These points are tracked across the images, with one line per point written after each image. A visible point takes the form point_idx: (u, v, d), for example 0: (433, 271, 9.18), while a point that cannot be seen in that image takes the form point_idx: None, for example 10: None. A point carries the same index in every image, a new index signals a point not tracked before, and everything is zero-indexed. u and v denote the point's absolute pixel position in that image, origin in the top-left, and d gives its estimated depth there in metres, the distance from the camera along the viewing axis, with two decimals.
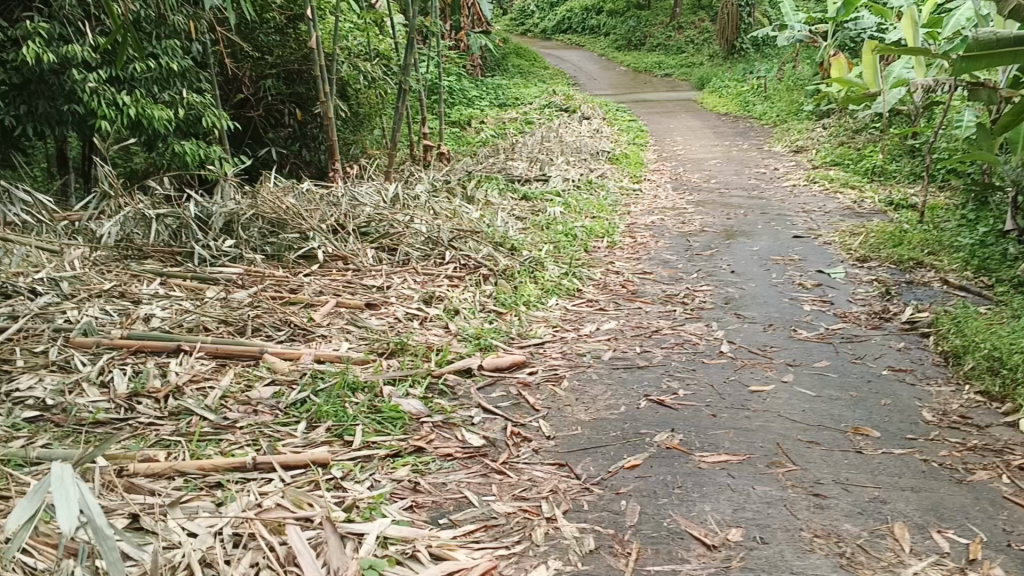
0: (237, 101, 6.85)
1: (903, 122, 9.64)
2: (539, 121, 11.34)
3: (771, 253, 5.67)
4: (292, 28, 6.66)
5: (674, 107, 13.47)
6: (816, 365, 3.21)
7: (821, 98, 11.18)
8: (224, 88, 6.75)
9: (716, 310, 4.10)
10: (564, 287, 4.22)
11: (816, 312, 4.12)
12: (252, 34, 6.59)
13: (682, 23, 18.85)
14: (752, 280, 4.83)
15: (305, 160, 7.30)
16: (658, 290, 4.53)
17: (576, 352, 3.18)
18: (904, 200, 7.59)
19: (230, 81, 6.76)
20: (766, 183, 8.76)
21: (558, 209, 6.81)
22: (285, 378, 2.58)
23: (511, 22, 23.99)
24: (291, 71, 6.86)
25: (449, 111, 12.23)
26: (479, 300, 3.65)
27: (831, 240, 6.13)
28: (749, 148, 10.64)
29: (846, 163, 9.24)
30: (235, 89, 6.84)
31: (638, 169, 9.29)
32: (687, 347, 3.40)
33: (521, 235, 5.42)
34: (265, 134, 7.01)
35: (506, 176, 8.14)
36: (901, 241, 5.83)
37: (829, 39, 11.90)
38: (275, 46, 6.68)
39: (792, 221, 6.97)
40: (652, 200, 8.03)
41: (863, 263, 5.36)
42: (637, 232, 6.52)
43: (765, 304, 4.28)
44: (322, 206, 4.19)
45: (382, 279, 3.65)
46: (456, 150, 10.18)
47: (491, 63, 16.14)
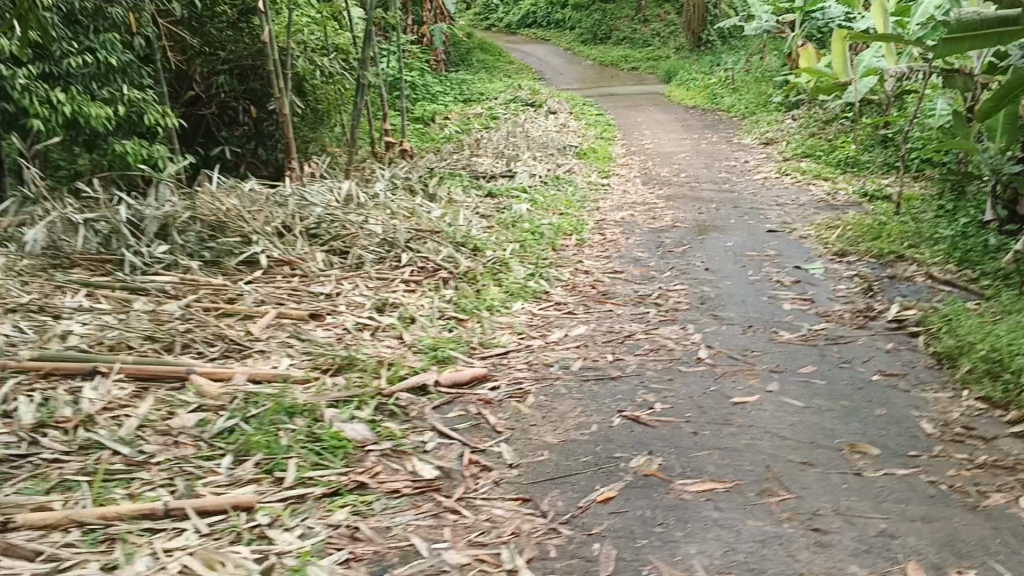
0: (189, 99, 6.50)
1: (874, 111, 9.48)
2: (504, 116, 11.08)
3: (746, 249, 5.45)
4: (245, 23, 6.29)
5: (641, 101, 13.25)
6: (801, 371, 2.98)
7: (790, 89, 11.00)
8: (174, 85, 6.41)
9: (693, 311, 3.86)
10: (531, 290, 3.96)
11: (798, 311, 3.89)
12: (202, 28, 6.16)
13: (647, 16, 18.66)
14: (728, 278, 4.60)
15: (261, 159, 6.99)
16: (630, 290, 4.29)
17: (542, 362, 2.93)
18: (878, 191, 7.42)
19: (181, 77, 6.42)
20: (736, 177, 8.56)
21: (524, 205, 6.55)
22: (214, 402, 2.31)
23: (475, 17, 23.71)
24: (245, 67, 6.52)
25: (412, 107, 11.93)
26: (439, 306, 3.38)
27: (807, 234, 5.92)
28: (718, 141, 10.44)
29: (818, 154, 9.05)
30: (186, 86, 6.48)
31: (607, 163, 9.06)
32: (662, 353, 3.16)
33: (486, 235, 5.15)
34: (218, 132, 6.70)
35: (471, 172, 7.87)
36: (880, 234, 5.63)
37: (797, 30, 11.73)
38: (227, 42, 6.31)
39: (765, 215, 6.76)
40: (621, 195, 7.79)
41: (841, 257, 5.15)
42: (606, 228, 6.28)
43: (744, 304, 4.04)
44: (268, 207, 3.90)
45: (333, 285, 3.37)
46: (419, 147, 9.88)
47: (455, 58, 15.83)
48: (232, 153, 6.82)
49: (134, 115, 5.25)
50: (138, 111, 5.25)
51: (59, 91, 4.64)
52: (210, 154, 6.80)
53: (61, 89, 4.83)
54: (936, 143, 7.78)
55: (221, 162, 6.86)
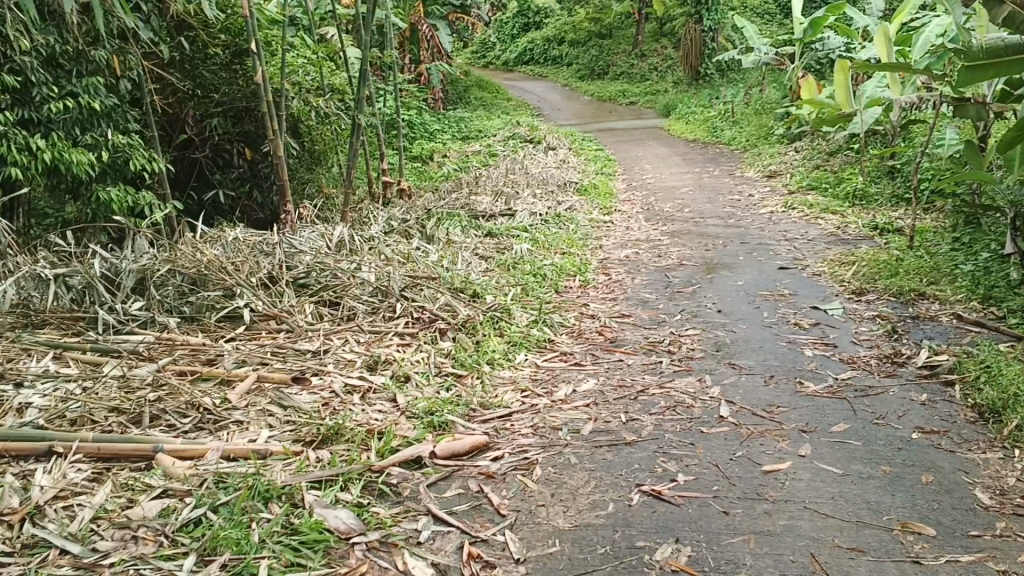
0: (182, 142, 6.29)
1: (879, 142, 9.29)
2: (503, 153, 10.88)
3: (758, 288, 5.20)
4: (239, 65, 6.08)
5: (640, 136, 13.08)
6: (833, 429, 2.72)
7: (792, 121, 10.83)
8: (166, 129, 6.19)
9: (709, 360, 3.60)
10: (534, 339, 3.71)
11: (822, 359, 3.64)
12: (195, 71, 5.95)
13: (645, 50, 18.57)
14: (742, 320, 4.35)
15: (256, 202, 6.77)
16: (640, 336, 4.03)
17: (549, 423, 2.67)
18: (889, 224, 7.19)
19: (174, 120, 6.19)
20: (742, 211, 8.34)
21: (525, 245, 6.32)
22: (182, 485, 2.05)
23: (471, 56, 23.64)
24: (239, 109, 6.31)
25: (409, 145, 11.75)
26: (436, 361, 3.13)
27: (821, 271, 5.67)
28: (721, 174, 10.24)
29: (824, 186, 8.84)
30: (178, 129, 6.26)
31: (608, 199, 8.84)
32: (679, 409, 2.90)
33: (485, 278, 4.90)
34: (212, 176, 6.49)
35: (469, 211, 7.65)
36: (898, 269, 5.39)
37: (797, 61, 11.59)
38: (220, 85, 6.12)
39: (774, 251, 6.52)
40: (624, 232, 7.56)
41: (859, 296, 4.90)
42: (611, 268, 6.04)
43: (762, 350, 3.79)
44: (252, 257, 3.66)
45: (321, 340, 3.13)
46: (416, 186, 9.67)
47: (452, 96, 15.69)
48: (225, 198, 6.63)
49: (118, 160, 5.00)
50: (123, 156, 4.99)
51: (39, 137, 4.39)
52: (204, 199, 6.60)
53: (42, 135, 4.56)
54: (947, 173, 7.56)
55: (214, 207, 6.66)
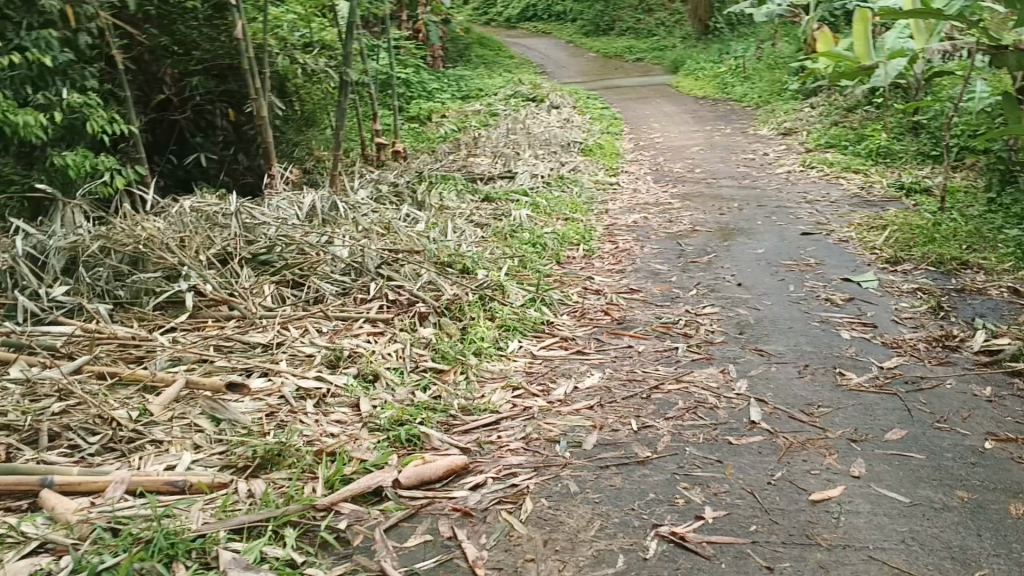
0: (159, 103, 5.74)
1: (902, 96, 8.73)
2: (504, 112, 10.34)
3: (781, 257, 4.71)
4: (220, 20, 5.50)
5: (647, 92, 12.50)
6: (888, 437, 2.26)
7: (807, 75, 10.27)
8: (142, 89, 5.63)
9: (731, 345, 3.12)
10: (530, 322, 3.23)
11: (861, 343, 3.17)
12: (170, 26, 5.42)
13: (651, 5, 17.89)
14: (766, 295, 3.86)
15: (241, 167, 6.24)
16: (651, 316, 3.55)
17: (543, 434, 2.20)
18: (917, 184, 6.67)
19: (150, 80, 5.64)
20: (757, 171, 7.82)
21: (524, 211, 5.83)
22: (64, 537, 1.59)
23: (473, 10, 22.88)
24: (221, 66, 5.78)
25: (406, 103, 11.21)
26: (412, 353, 2.66)
27: (848, 237, 5.17)
28: (733, 132, 9.69)
29: (844, 144, 8.29)
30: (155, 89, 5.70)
31: (614, 160, 8.32)
32: (699, 410, 2.43)
33: (478, 249, 4.42)
34: (192, 138, 5.94)
35: (465, 174, 7.15)
36: (934, 234, 4.89)
37: (812, 13, 11.00)
38: (201, 39, 5.54)
39: (795, 214, 6.02)
40: (632, 195, 7.06)
41: (893, 265, 4.40)
42: (618, 235, 5.55)
43: (792, 332, 3.31)
44: (203, 232, 3.18)
45: (275, 331, 2.66)
46: (412, 147, 9.17)
47: (452, 54, 15.07)
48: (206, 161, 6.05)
49: (73, 122, 4.42)
50: (80, 118, 4.42)
51: None
52: (183, 164, 6.04)
53: None
54: (980, 128, 7.02)
55: (194, 172, 6.09)
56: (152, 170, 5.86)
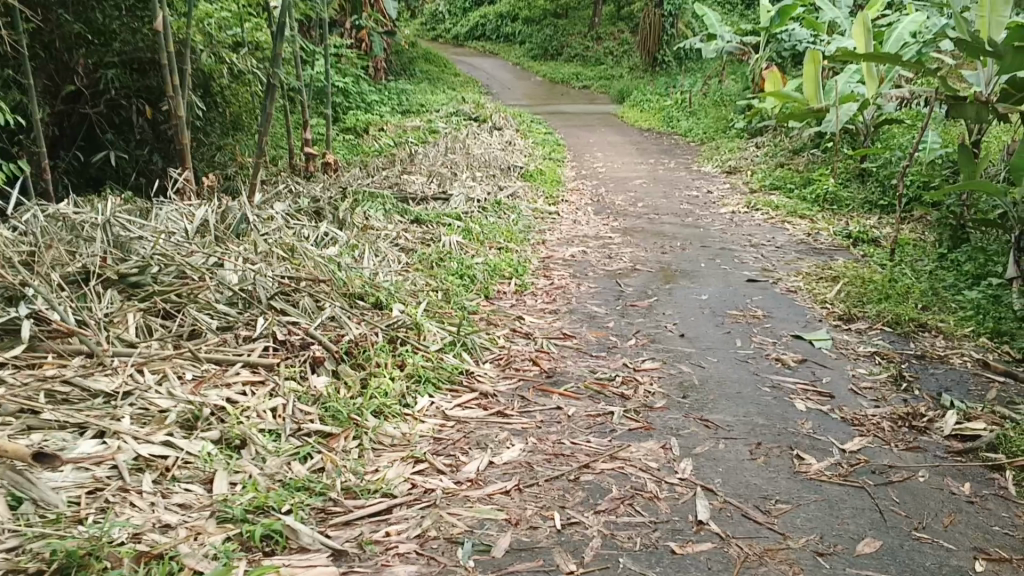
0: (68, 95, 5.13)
1: (849, 143, 8.54)
2: (444, 130, 9.92)
3: (726, 306, 4.35)
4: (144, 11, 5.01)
5: (592, 121, 12.20)
6: (861, 548, 1.89)
7: (754, 114, 10.06)
8: (51, 79, 5.01)
9: (673, 412, 2.72)
10: (446, 370, 2.79)
11: (818, 418, 2.80)
12: (87, 14, 4.82)
13: (600, 33, 17.71)
14: (712, 350, 3.50)
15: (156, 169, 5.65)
16: (585, 369, 3.14)
17: (443, 531, 1.79)
18: (864, 234, 6.42)
19: (59, 69, 5.03)
20: (701, 209, 7.51)
21: (455, 237, 5.40)
22: None
23: (421, 25, 22.36)
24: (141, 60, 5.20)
25: (342, 114, 10.71)
26: (296, 411, 2.21)
27: (796, 287, 4.85)
28: (676, 167, 9.41)
29: (789, 187, 8.05)
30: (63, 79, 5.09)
31: (555, 188, 7.96)
32: (633, 499, 2.03)
33: (398, 278, 3.97)
34: (103, 135, 5.35)
35: (396, 192, 6.70)
36: (888, 288, 4.58)
37: (761, 52, 10.82)
38: (120, 27, 4.96)
39: (740, 258, 5.69)
40: (571, 226, 6.68)
41: (844, 323, 4.08)
42: (554, 270, 5.15)
43: (741, 398, 2.92)
44: (61, 246, 2.69)
45: (128, 375, 2.18)
46: (344, 159, 8.68)
47: (396, 67, 14.61)
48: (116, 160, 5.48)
49: None
50: None
51: None
52: (90, 162, 5.46)
53: None
54: (931, 180, 6.81)
55: (103, 171, 5.52)
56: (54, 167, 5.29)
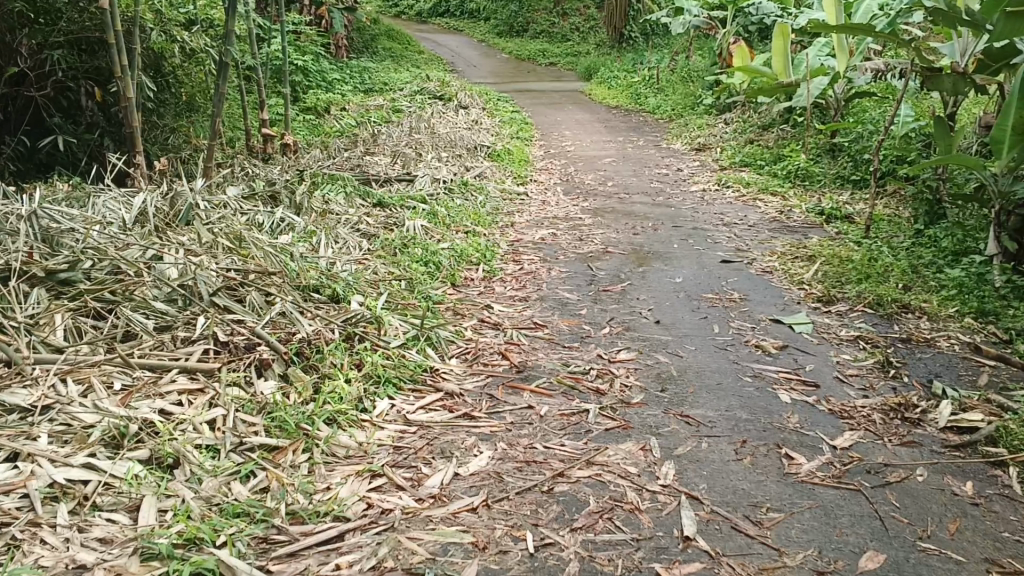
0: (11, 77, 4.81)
1: (820, 118, 8.40)
2: (407, 109, 9.65)
3: (701, 289, 4.18)
4: None
5: (559, 98, 11.98)
6: (864, 564, 1.73)
7: (723, 89, 9.90)
8: None
9: (652, 408, 2.54)
10: (407, 367, 2.60)
11: (805, 411, 2.64)
12: None
13: (566, 9, 17.47)
14: (689, 338, 3.32)
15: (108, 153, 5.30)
16: (557, 362, 2.95)
17: (401, 561, 1.61)
18: (838, 210, 6.29)
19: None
20: (671, 187, 7.34)
21: (419, 220, 5.18)
22: None
23: (383, 3, 21.93)
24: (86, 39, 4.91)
25: (302, 94, 10.40)
26: (239, 422, 2.00)
27: (772, 268, 4.69)
28: (645, 144, 9.22)
29: (761, 163, 7.89)
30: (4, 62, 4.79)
31: (522, 167, 7.74)
32: (613, 513, 1.85)
33: (357, 267, 3.76)
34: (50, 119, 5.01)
35: (357, 174, 6.46)
36: (867, 267, 4.43)
37: (729, 26, 10.64)
38: (65, 7, 4.75)
39: (713, 238, 5.53)
40: (539, 207, 6.48)
41: (825, 305, 3.92)
42: (522, 253, 4.95)
43: (723, 390, 2.75)
44: None
45: (49, 386, 1.95)
46: (305, 141, 8.41)
47: (358, 45, 14.27)
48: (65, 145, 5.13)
49: None
50: None
51: None
52: (37, 148, 5.10)
53: None
54: (905, 155, 6.68)
55: (51, 156, 5.17)
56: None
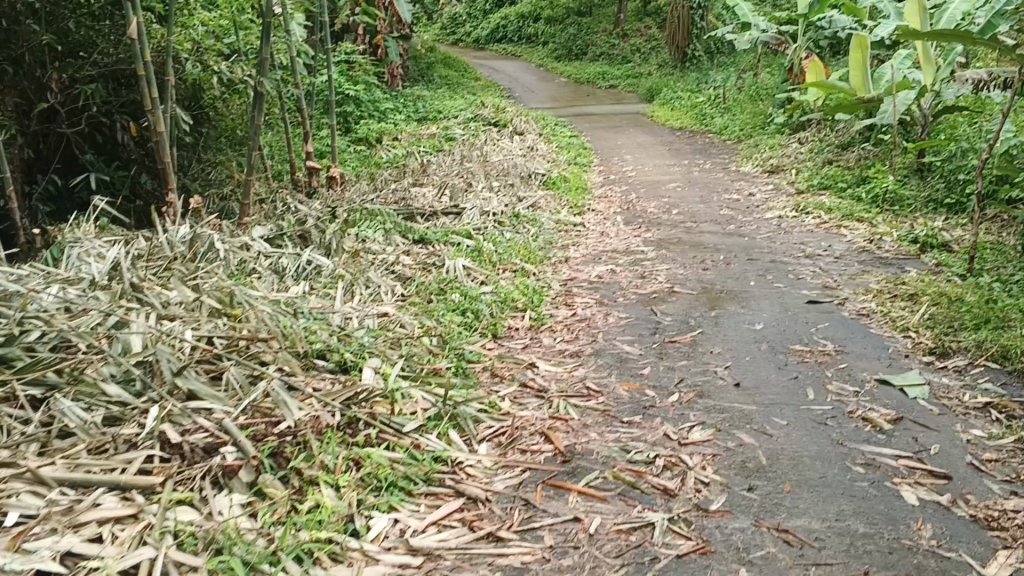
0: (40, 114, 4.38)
1: (905, 135, 7.69)
2: (460, 137, 9.19)
3: (786, 339, 3.56)
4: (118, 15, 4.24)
5: (621, 121, 11.42)
6: None
7: (795, 107, 9.24)
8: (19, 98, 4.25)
9: (737, 519, 1.95)
10: (422, 464, 2.05)
11: (938, 518, 2.02)
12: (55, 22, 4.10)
13: (626, 31, 16.97)
14: (778, 408, 2.71)
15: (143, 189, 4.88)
16: (612, 446, 2.37)
17: None
18: (934, 237, 5.61)
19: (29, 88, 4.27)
20: (743, 214, 6.71)
21: (462, 259, 4.66)
22: None
23: (441, 31, 21.65)
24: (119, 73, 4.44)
25: (353, 123, 10.01)
26: (173, 568, 1.49)
27: (867, 310, 4.05)
28: (713, 168, 8.60)
29: (841, 186, 7.22)
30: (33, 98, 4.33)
31: (579, 196, 7.20)
32: None
33: (382, 320, 3.24)
34: (82, 156, 4.59)
35: (400, 207, 5.98)
36: (983, 308, 3.76)
37: (800, 40, 9.98)
38: (98, 38, 4.22)
39: (795, 273, 4.90)
40: (598, 239, 5.92)
41: (937, 360, 3.28)
42: (577, 295, 4.38)
43: (828, 489, 2.15)
44: None
45: None
46: (351, 171, 7.98)
47: (413, 73, 13.89)
48: (98, 183, 4.75)
49: None
50: None
51: None
52: (71, 187, 4.71)
53: None
54: (1007, 174, 5.97)
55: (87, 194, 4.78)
56: (28, 194, 4.51)
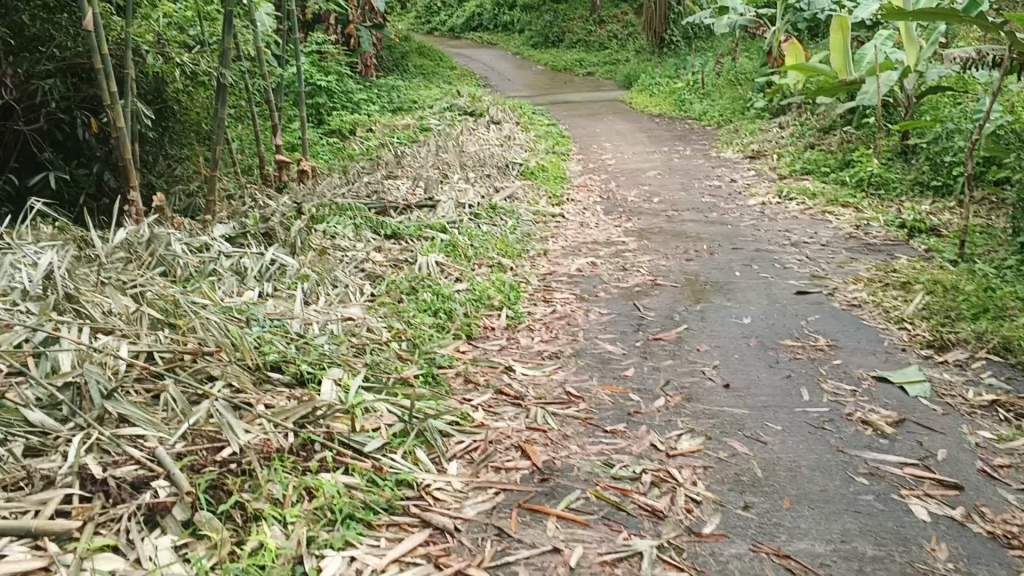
0: None
1: (888, 118, 7.53)
2: (435, 127, 8.96)
3: (776, 334, 3.37)
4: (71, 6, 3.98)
5: (598, 109, 11.22)
6: None
7: (776, 91, 9.07)
8: None
9: (733, 545, 1.78)
10: (384, 490, 1.86)
11: (952, 537, 1.86)
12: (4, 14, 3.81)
13: (603, 17, 16.77)
14: (770, 412, 2.53)
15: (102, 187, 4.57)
16: (594, 460, 2.18)
17: None
18: (922, 221, 5.45)
19: None
20: (725, 202, 6.53)
21: (435, 254, 4.45)
22: None
23: (415, 20, 21.31)
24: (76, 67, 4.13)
25: (324, 114, 9.75)
26: None
27: (859, 300, 3.87)
28: (693, 154, 8.41)
29: (824, 171, 7.04)
30: None
31: (558, 185, 6.99)
32: None
33: (346, 323, 3.03)
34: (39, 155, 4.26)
35: (372, 200, 5.76)
36: (980, 296, 3.59)
37: (780, 22, 9.81)
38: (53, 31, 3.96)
39: (781, 262, 4.72)
40: (577, 230, 5.72)
41: (936, 353, 3.10)
42: (556, 291, 4.18)
43: (831, 504, 1.98)
44: None
45: None
46: (322, 164, 7.74)
47: (387, 63, 13.61)
48: (55, 182, 4.44)
49: None
50: None
51: None
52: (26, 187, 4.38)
53: None
54: (996, 155, 5.81)
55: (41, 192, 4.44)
56: None
